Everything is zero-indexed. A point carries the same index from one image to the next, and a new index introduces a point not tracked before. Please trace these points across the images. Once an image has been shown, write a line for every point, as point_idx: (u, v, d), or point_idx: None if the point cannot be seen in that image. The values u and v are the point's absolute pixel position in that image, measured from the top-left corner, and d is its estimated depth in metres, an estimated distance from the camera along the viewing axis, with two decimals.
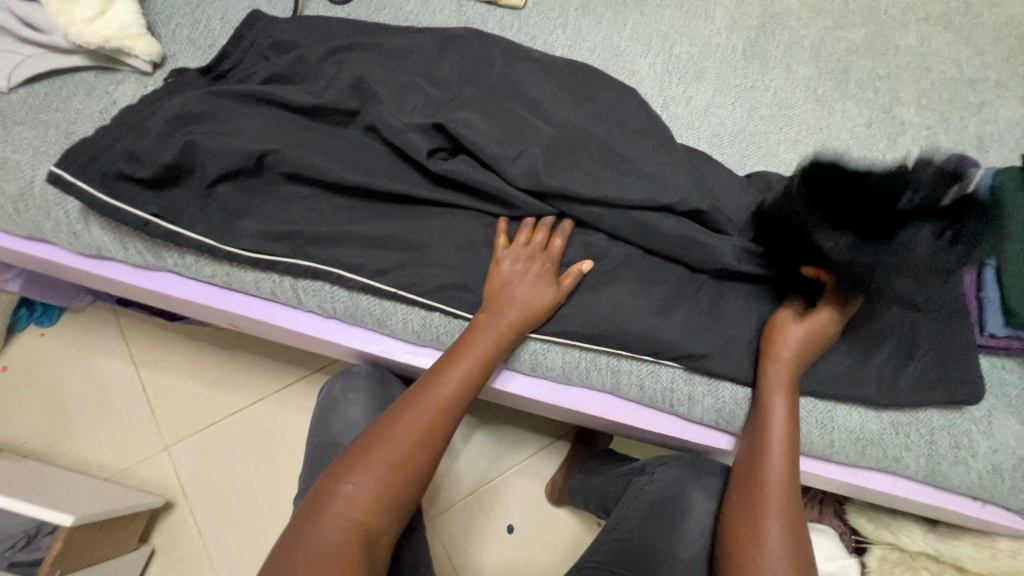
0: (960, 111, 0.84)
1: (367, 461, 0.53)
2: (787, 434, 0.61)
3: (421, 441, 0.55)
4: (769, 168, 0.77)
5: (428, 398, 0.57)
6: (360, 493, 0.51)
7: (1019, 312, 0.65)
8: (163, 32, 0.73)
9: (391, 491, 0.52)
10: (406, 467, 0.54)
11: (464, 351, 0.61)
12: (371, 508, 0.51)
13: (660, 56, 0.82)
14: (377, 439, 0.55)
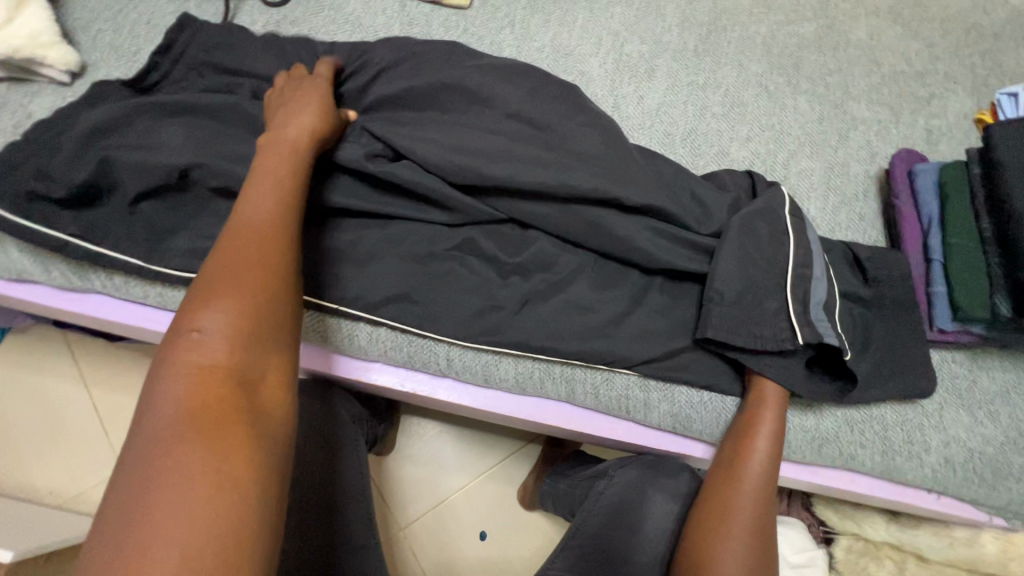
0: (910, 104, 0.85)
1: (189, 348, 0.42)
2: (768, 448, 0.61)
3: (259, 283, 0.46)
4: (722, 167, 0.77)
5: (235, 246, 0.48)
6: (201, 366, 0.41)
7: (963, 305, 0.64)
8: (82, 39, 0.68)
9: (241, 352, 0.43)
10: (245, 327, 0.44)
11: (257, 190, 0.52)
12: (222, 374, 0.42)
13: (610, 55, 0.80)
14: (194, 311, 0.44)
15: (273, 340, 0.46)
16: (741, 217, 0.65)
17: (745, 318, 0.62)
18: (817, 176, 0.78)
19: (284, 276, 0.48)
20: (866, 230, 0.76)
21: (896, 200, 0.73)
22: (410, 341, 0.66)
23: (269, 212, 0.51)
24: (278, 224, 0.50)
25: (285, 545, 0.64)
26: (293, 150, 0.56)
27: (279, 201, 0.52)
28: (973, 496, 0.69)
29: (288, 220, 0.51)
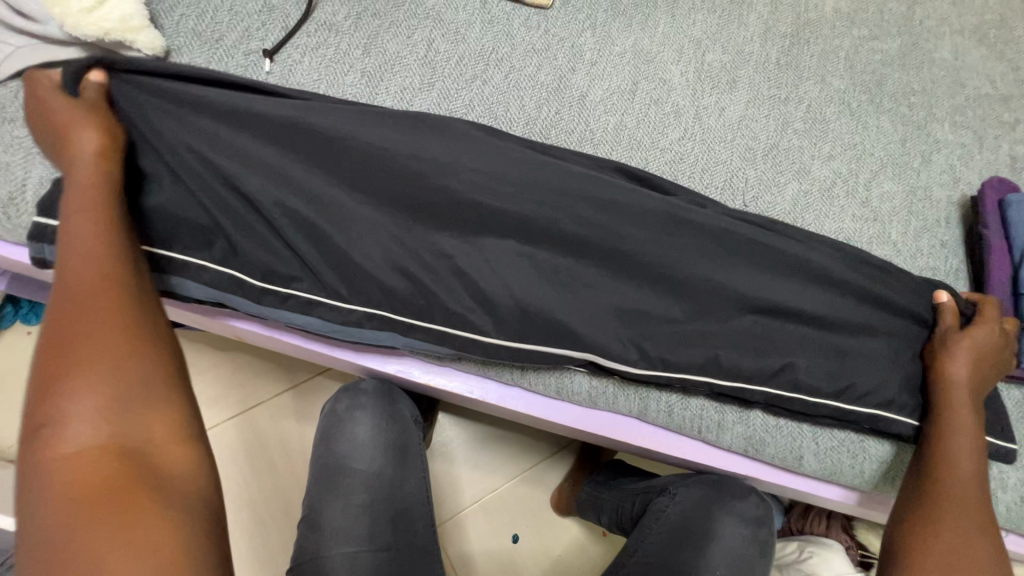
0: (994, 129, 0.82)
1: (72, 285, 0.47)
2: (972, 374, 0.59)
3: (104, 342, 0.45)
4: (804, 186, 0.74)
5: (66, 311, 0.46)
6: (77, 453, 0.41)
7: None
8: (166, 22, 0.67)
9: (128, 423, 0.43)
10: (116, 369, 0.44)
11: (75, 231, 0.49)
12: (116, 443, 0.42)
13: (692, 64, 0.78)
14: (49, 395, 0.42)
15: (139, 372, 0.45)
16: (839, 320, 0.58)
17: (834, 369, 0.62)
18: (900, 200, 0.76)
19: (139, 314, 0.48)
20: (947, 258, 0.74)
21: (984, 229, 0.71)
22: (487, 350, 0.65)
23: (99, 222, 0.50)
24: (110, 271, 0.48)
25: (349, 553, 0.64)
26: (96, 176, 0.53)
27: (100, 240, 0.50)
28: None
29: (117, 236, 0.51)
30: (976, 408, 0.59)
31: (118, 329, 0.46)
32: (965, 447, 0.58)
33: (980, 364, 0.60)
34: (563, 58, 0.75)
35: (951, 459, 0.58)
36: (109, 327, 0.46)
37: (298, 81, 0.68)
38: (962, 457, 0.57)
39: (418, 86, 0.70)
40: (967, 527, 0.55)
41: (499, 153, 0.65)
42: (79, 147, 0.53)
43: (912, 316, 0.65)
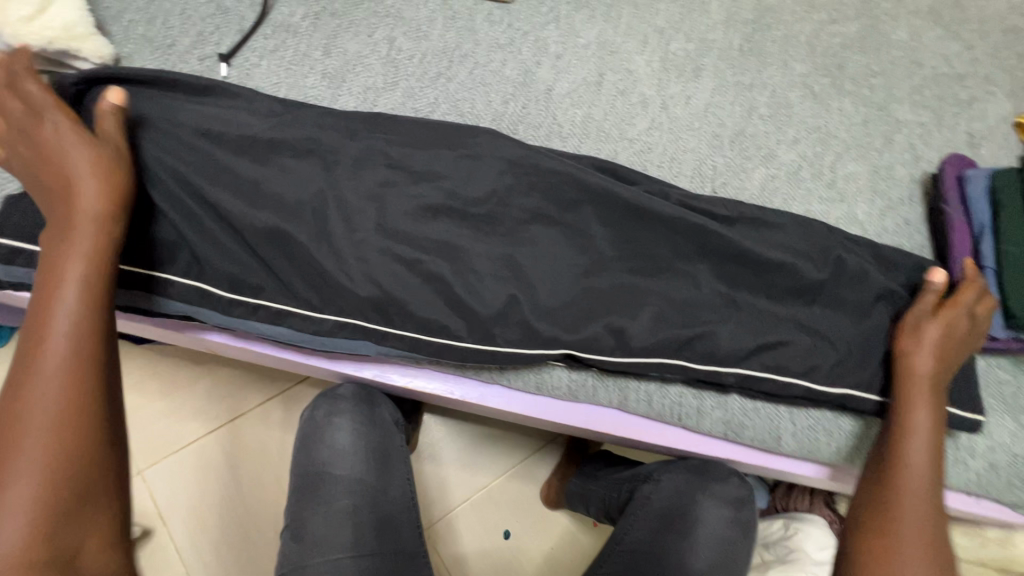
0: (951, 108, 0.84)
1: (46, 345, 0.48)
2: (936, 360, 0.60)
3: (58, 424, 0.46)
4: (771, 171, 0.75)
5: (29, 383, 0.47)
6: (14, 522, 0.43)
7: (1017, 315, 0.64)
8: (114, 29, 0.65)
9: (63, 507, 0.45)
10: (69, 454, 0.46)
11: (56, 305, 0.49)
12: (51, 520, 0.44)
13: (656, 54, 0.78)
14: (7, 448, 0.45)
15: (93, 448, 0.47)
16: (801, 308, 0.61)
17: (807, 350, 0.63)
18: (864, 180, 0.78)
19: (100, 408, 0.48)
20: (911, 235, 0.76)
21: (946, 206, 0.72)
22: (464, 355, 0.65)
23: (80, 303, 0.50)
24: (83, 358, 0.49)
25: (334, 561, 0.63)
26: (96, 254, 0.51)
27: (78, 323, 0.49)
28: (1015, 499, 0.71)
29: (99, 322, 0.50)
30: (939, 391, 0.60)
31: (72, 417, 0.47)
32: (922, 444, 0.58)
33: (942, 352, 0.60)
34: (528, 53, 0.74)
35: (904, 458, 0.58)
36: (67, 398, 0.47)
37: (256, 85, 0.67)
38: (920, 456, 0.58)
39: (382, 86, 0.69)
40: (919, 521, 0.56)
41: (466, 152, 0.64)
42: (82, 207, 0.52)
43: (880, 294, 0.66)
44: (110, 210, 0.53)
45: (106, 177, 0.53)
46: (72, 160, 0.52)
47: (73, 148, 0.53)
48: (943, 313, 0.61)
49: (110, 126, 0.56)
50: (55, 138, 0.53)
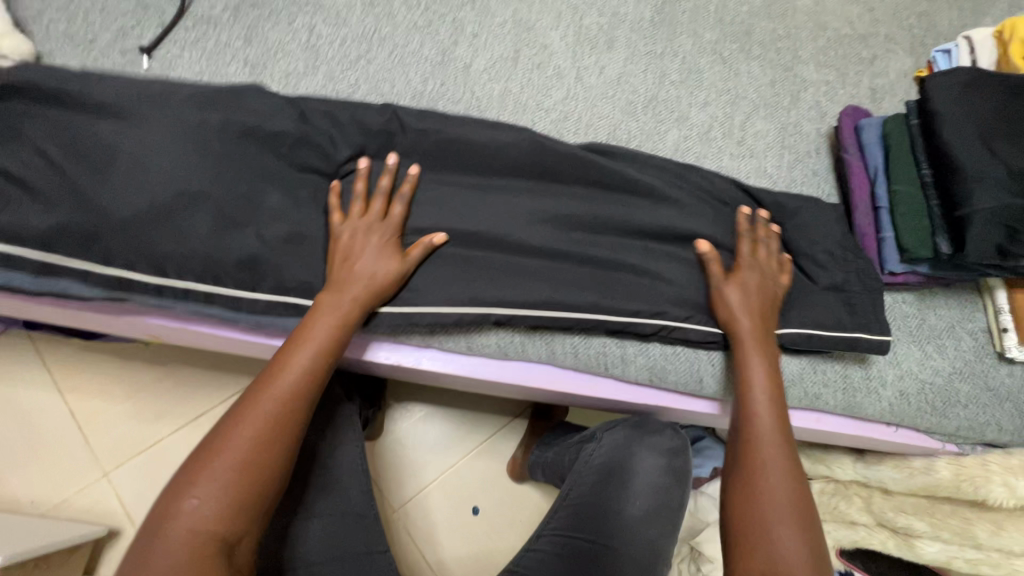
0: (855, 66, 0.89)
1: (274, 391, 0.56)
2: (747, 298, 0.67)
3: (267, 443, 0.54)
4: (683, 132, 0.80)
5: (244, 424, 0.54)
6: (193, 536, 0.49)
7: (909, 248, 0.69)
8: (34, 28, 0.67)
9: (232, 518, 0.51)
10: (248, 470, 0.52)
11: (295, 355, 0.59)
12: (215, 538, 0.49)
13: (570, 28, 0.82)
14: (188, 483, 0.51)
15: (254, 468, 0.52)
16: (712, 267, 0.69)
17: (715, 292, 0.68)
18: (772, 137, 0.82)
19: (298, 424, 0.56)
20: (818, 185, 0.81)
21: (844, 154, 0.77)
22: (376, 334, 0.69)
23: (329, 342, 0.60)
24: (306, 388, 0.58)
25: (283, 523, 0.67)
26: (347, 302, 0.62)
27: (319, 362, 0.59)
28: (925, 423, 0.76)
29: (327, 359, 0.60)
30: (760, 326, 0.67)
31: (285, 428, 0.55)
32: (761, 366, 0.66)
33: (754, 292, 0.68)
34: (445, 33, 0.78)
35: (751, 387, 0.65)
36: (260, 440, 0.53)
37: (180, 75, 0.69)
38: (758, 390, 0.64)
39: (304, 70, 0.72)
40: (774, 448, 0.60)
41: (386, 129, 0.69)
42: (353, 282, 0.62)
43: (773, 243, 0.72)
44: (376, 291, 0.63)
45: (396, 262, 0.64)
46: (367, 255, 0.63)
47: (379, 248, 0.64)
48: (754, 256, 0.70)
49: (400, 214, 0.66)
50: (365, 241, 0.64)
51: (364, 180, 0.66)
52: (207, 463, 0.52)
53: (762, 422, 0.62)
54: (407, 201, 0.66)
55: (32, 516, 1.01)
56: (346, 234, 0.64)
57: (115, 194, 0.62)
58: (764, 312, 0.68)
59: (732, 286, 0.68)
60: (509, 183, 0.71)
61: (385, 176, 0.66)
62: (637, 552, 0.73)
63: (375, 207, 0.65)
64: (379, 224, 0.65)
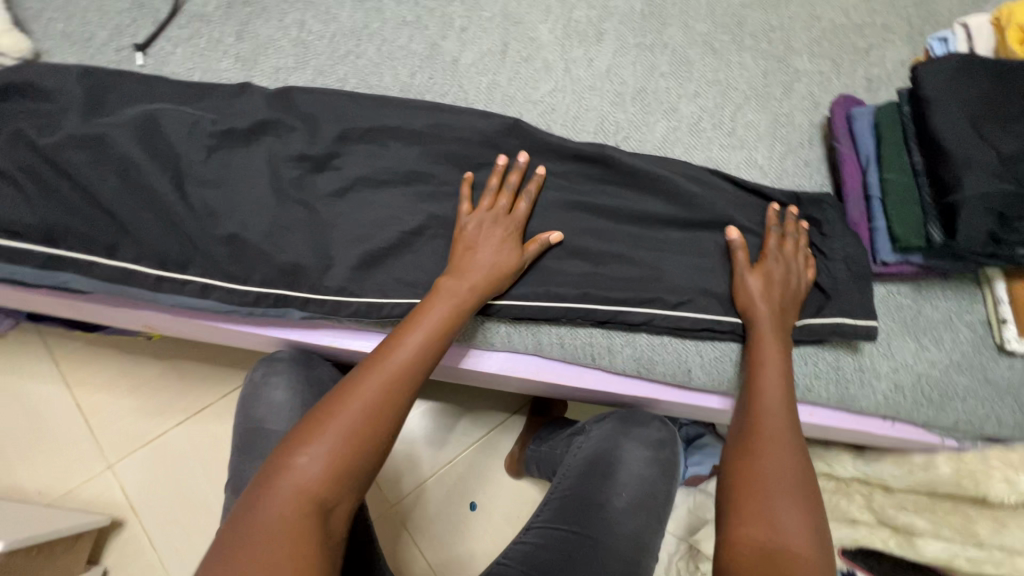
0: (850, 56, 0.88)
1: (393, 358, 0.56)
2: (767, 286, 0.68)
3: (374, 416, 0.52)
4: (672, 123, 0.79)
5: (352, 395, 0.53)
6: (300, 489, 0.48)
7: (902, 237, 0.68)
8: (34, 27, 0.69)
9: (331, 483, 0.49)
10: (354, 442, 0.51)
11: (412, 332, 0.58)
12: (313, 501, 0.48)
13: (560, 22, 0.82)
14: (304, 439, 0.50)
15: (363, 437, 0.51)
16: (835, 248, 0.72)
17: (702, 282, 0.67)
18: (764, 128, 0.81)
19: (405, 403, 0.55)
20: (811, 176, 0.80)
21: (837, 143, 0.76)
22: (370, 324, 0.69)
23: (440, 324, 0.60)
24: (417, 366, 0.56)
25: None
26: (469, 292, 0.62)
27: (428, 345, 0.58)
28: (922, 417, 0.74)
29: (440, 344, 0.59)
30: (778, 314, 0.68)
31: (395, 403, 0.54)
32: (774, 353, 0.66)
33: (773, 282, 0.68)
34: (433, 28, 0.79)
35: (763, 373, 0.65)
36: (381, 407, 0.53)
37: (173, 72, 0.71)
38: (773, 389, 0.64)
39: (293, 65, 0.74)
40: (789, 449, 0.60)
41: (373, 123, 0.70)
42: (479, 269, 0.64)
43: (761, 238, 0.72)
44: (497, 281, 0.64)
45: (516, 255, 0.66)
46: (485, 249, 0.65)
47: (502, 241, 0.66)
48: (779, 247, 0.71)
49: (525, 211, 0.68)
50: (487, 233, 0.66)
51: (500, 176, 0.68)
52: (322, 421, 0.51)
53: (772, 408, 0.63)
54: (533, 199, 0.69)
55: (39, 506, 1.03)
56: (471, 225, 0.66)
57: (112, 187, 0.63)
58: (783, 299, 0.68)
59: (757, 281, 0.68)
60: (495, 174, 0.71)
61: (514, 174, 0.69)
62: (625, 541, 0.73)
63: (502, 203, 0.67)
64: (505, 218, 0.67)
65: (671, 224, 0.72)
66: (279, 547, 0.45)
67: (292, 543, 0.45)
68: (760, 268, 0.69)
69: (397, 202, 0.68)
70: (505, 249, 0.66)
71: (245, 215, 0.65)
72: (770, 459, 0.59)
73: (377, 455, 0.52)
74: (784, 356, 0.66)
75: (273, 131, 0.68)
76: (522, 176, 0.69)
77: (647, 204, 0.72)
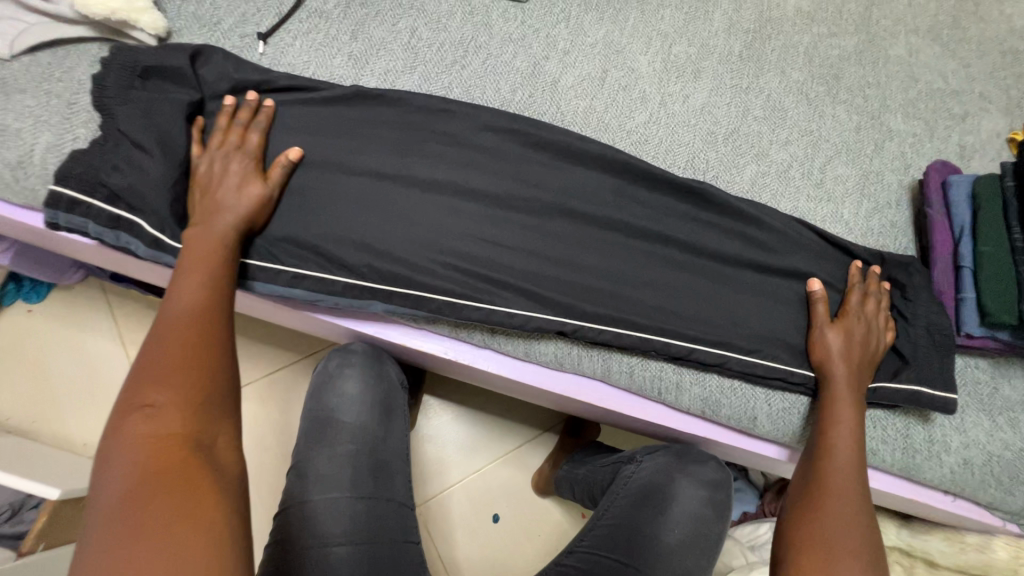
0: (944, 121, 0.87)
1: (167, 310, 0.54)
2: (845, 346, 0.67)
3: (185, 362, 0.50)
4: (761, 168, 0.79)
5: (155, 350, 0.50)
6: (157, 436, 0.45)
7: (991, 312, 0.67)
8: (168, 6, 0.73)
9: (195, 419, 0.47)
10: (195, 380, 0.49)
11: (184, 280, 0.56)
12: (180, 439, 0.45)
13: (659, 55, 0.83)
14: (139, 397, 0.47)
15: (198, 371, 0.49)
16: (918, 315, 0.71)
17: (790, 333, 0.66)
18: (852, 183, 0.81)
19: (218, 342, 0.53)
20: (896, 237, 0.79)
21: (928, 209, 0.75)
22: (446, 328, 0.71)
23: (206, 275, 0.57)
24: (212, 309, 0.55)
25: (334, 497, 0.67)
26: (217, 239, 0.60)
27: (208, 292, 0.56)
28: (987, 498, 0.72)
29: (224, 288, 0.57)
30: (855, 376, 0.66)
31: (200, 346, 0.51)
32: (846, 413, 0.65)
33: (852, 342, 0.67)
34: (537, 47, 0.80)
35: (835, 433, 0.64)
36: (192, 343, 0.51)
37: (289, 63, 0.74)
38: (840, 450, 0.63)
39: (401, 69, 0.76)
40: (848, 508, 0.59)
41: (473, 134, 0.72)
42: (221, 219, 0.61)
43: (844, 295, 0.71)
44: (243, 216, 0.62)
45: (260, 183, 0.65)
46: (228, 179, 0.63)
47: (240, 176, 0.64)
48: (859, 306, 0.70)
49: (256, 142, 0.66)
50: (227, 169, 0.64)
51: (228, 116, 0.67)
52: (140, 377, 0.49)
53: (839, 469, 0.62)
54: (262, 130, 0.67)
55: (84, 459, 1.06)
56: (201, 165, 0.64)
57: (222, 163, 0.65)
58: (859, 360, 0.67)
59: (838, 340, 0.67)
60: (585, 197, 0.72)
61: (224, 115, 0.66)
62: None
63: (231, 138, 0.65)
64: (236, 152, 0.65)
65: (756, 269, 0.72)
66: (147, 484, 0.42)
67: (155, 476, 0.43)
68: (839, 325, 0.68)
69: (487, 213, 0.70)
70: (251, 184, 0.64)
71: (343, 210, 0.67)
72: (831, 520, 0.58)
73: (223, 384, 0.50)
74: (857, 418, 0.64)
75: (377, 132, 0.71)
76: (251, 112, 0.67)
77: (732, 245, 0.72)
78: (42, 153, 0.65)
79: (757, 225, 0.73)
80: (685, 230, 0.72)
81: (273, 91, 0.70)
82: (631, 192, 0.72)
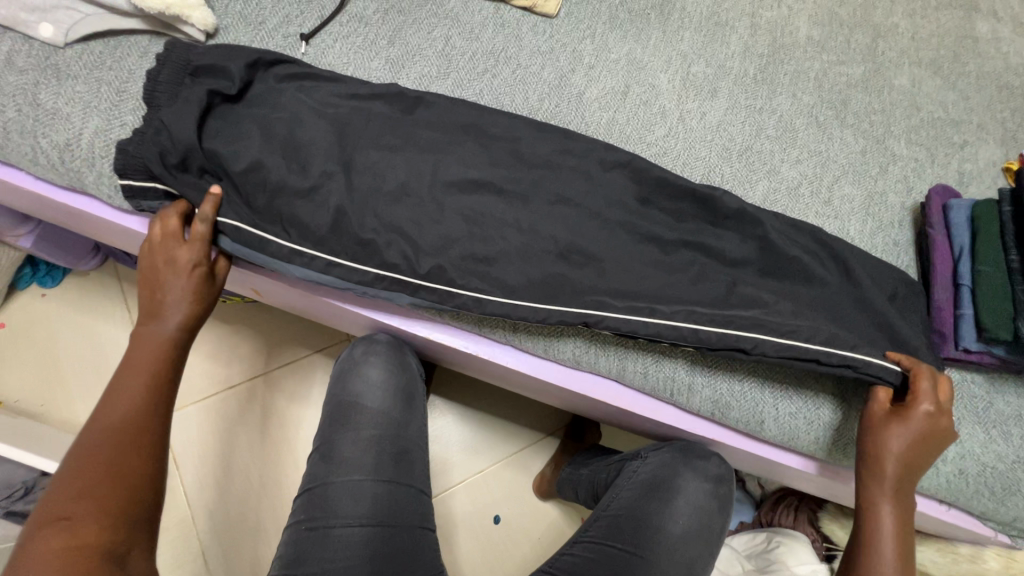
0: (944, 148, 0.92)
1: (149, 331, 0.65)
2: (922, 420, 0.65)
3: (116, 469, 0.56)
4: (773, 184, 0.83)
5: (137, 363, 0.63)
6: (118, 430, 0.58)
7: (988, 327, 0.70)
8: (217, 4, 0.76)
9: (107, 531, 0.52)
10: (115, 468, 0.56)
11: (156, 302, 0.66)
12: (88, 549, 0.51)
13: (678, 73, 0.88)
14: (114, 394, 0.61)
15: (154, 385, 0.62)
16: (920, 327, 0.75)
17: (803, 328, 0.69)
18: (858, 202, 0.85)
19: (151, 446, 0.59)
20: (899, 255, 0.83)
21: (930, 228, 0.80)
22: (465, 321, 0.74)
23: (147, 377, 0.62)
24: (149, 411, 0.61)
25: (357, 479, 0.70)
26: (164, 339, 0.65)
27: (148, 393, 0.62)
28: (981, 508, 0.76)
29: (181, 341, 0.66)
30: (923, 446, 0.65)
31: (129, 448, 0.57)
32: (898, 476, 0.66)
33: (931, 421, 0.65)
34: (565, 61, 0.84)
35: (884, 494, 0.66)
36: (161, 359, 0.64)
37: (330, 64, 0.77)
38: (886, 538, 0.65)
39: (435, 75, 0.80)
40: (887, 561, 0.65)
41: (502, 140, 0.75)
42: (168, 310, 0.65)
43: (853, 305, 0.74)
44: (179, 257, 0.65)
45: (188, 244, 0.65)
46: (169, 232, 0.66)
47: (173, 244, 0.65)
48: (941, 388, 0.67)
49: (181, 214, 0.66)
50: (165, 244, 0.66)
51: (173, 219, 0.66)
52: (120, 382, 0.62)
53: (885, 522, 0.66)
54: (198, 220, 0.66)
55: None
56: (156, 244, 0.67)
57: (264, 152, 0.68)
58: (928, 436, 0.65)
59: (901, 437, 0.65)
60: (607, 203, 0.75)
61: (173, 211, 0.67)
62: (673, 565, 0.76)
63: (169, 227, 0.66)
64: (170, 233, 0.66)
65: (770, 277, 0.74)
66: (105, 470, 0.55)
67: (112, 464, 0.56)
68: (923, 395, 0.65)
69: (512, 213, 0.72)
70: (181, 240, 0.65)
71: (376, 203, 0.70)
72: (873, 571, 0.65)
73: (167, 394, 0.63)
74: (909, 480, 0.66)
75: (410, 131, 0.74)
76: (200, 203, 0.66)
77: (746, 254, 0.75)
78: (91, 137, 0.67)
79: (773, 233, 0.75)
80: (703, 240, 0.75)
81: (313, 88, 0.73)
82: (651, 200, 0.76)
